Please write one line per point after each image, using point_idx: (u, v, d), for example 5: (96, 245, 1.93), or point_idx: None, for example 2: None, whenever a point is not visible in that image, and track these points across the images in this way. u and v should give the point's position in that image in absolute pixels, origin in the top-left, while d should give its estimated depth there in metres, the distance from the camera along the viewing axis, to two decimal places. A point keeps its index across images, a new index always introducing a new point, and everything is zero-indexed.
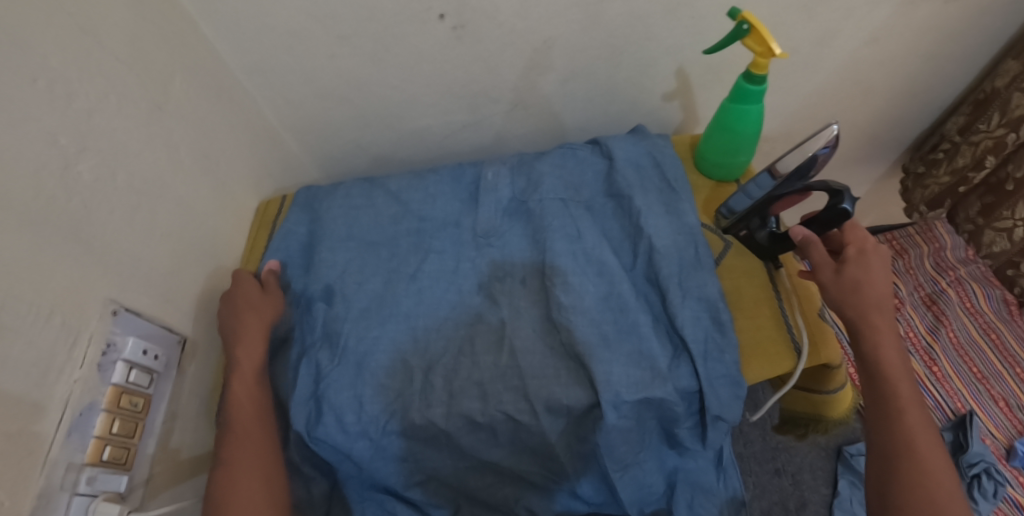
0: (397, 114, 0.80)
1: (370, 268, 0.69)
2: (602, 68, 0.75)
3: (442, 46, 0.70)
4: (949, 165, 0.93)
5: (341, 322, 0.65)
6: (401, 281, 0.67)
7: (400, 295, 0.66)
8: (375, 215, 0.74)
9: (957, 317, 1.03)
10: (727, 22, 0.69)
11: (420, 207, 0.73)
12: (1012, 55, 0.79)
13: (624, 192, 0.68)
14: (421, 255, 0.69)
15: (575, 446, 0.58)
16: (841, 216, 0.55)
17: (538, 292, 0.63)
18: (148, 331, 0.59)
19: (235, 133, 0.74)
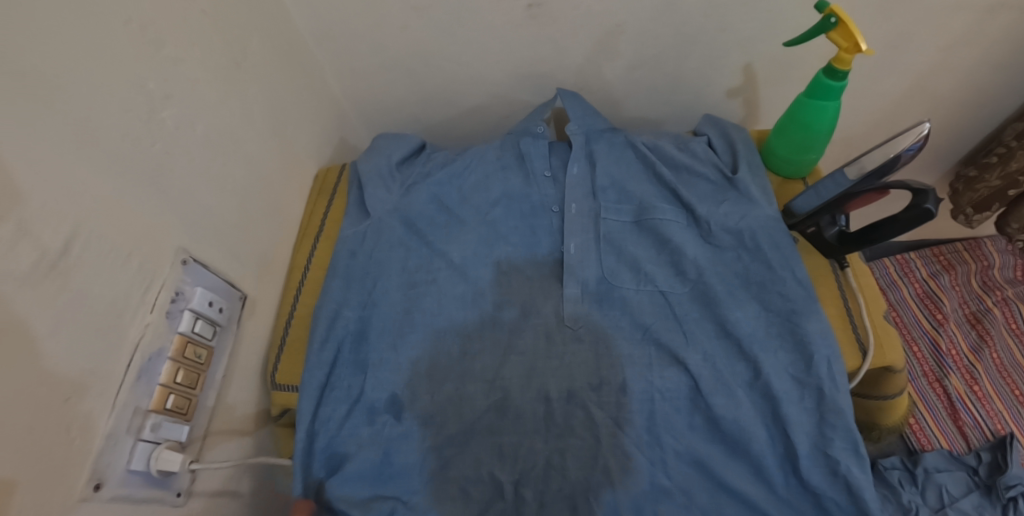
0: (457, 88, 0.79)
1: (392, 282, 0.61)
2: (671, 57, 0.73)
3: (514, 22, 0.69)
4: (1001, 169, 0.85)
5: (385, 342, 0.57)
6: (448, 281, 0.60)
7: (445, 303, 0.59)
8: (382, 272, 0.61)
9: (1000, 337, 1.01)
10: (808, 16, 0.67)
11: (437, 232, 0.63)
12: None
13: (668, 240, 0.60)
14: (467, 262, 0.61)
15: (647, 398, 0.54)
16: (921, 217, 0.54)
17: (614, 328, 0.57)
18: (215, 284, 0.58)
19: (298, 96, 0.74)
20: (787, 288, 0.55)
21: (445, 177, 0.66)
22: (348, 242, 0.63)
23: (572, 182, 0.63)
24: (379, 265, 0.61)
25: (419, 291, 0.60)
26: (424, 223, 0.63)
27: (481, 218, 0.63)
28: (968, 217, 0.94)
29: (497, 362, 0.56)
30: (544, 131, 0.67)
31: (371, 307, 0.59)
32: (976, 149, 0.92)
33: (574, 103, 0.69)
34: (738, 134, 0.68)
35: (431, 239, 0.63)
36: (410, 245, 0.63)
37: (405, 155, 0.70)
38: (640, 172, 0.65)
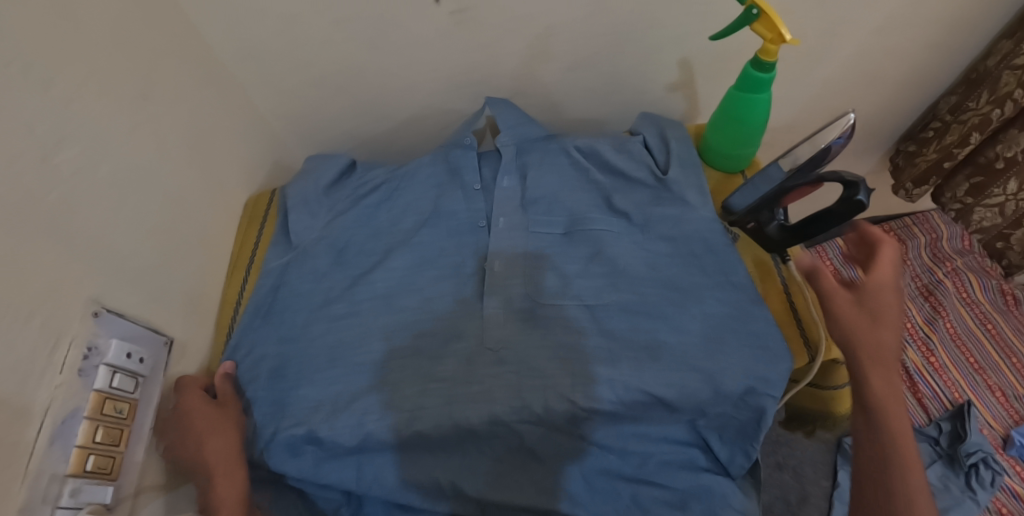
0: (394, 100, 0.75)
1: (329, 310, 0.60)
2: (606, 56, 0.71)
3: (440, 33, 0.66)
4: (937, 142, 0.87)
5: (321, 365, 0.57)
6: (374, 306, 0.59)
7: (372, 329, 0.58)
8: (324, 294, 0.61)
9: (953, 308, 1.03)
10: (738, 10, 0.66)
11: (371, 254, 0.63)
12: (1009, 36, 0.76)
13: (602, 247, 0.60)
14: (397, 286, 0.60)
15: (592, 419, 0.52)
16: (856, 209, 0.54)
17: (549, 342, 0.54)
18: (135, 332, 0.55)
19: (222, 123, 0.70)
20: (721, 291, 0.56)
21: (375, 201, 0.65)
22: (271, 276, 0.63)
23: (502, 197, 0.62)
24: (298, 302, 0.61)
25: (341, 324, 0.59)
26: (353, 246, 0.63)
27: (410, 242, 0.62)
28: (908, 193, 0.95)
29: (414, 391, 0.54)
30: (474, 141, 0.66)
31: (291, 345, 0.60)
32: (916, 124, 0.93)
33: (505, 111, 0.68)
34: (676, 132, 0.67)
35: (351, 265, 0.62)
36: (332, 273, 0.62)
37: (333, 179, 0.67)
38: (576, 179, 0.65)
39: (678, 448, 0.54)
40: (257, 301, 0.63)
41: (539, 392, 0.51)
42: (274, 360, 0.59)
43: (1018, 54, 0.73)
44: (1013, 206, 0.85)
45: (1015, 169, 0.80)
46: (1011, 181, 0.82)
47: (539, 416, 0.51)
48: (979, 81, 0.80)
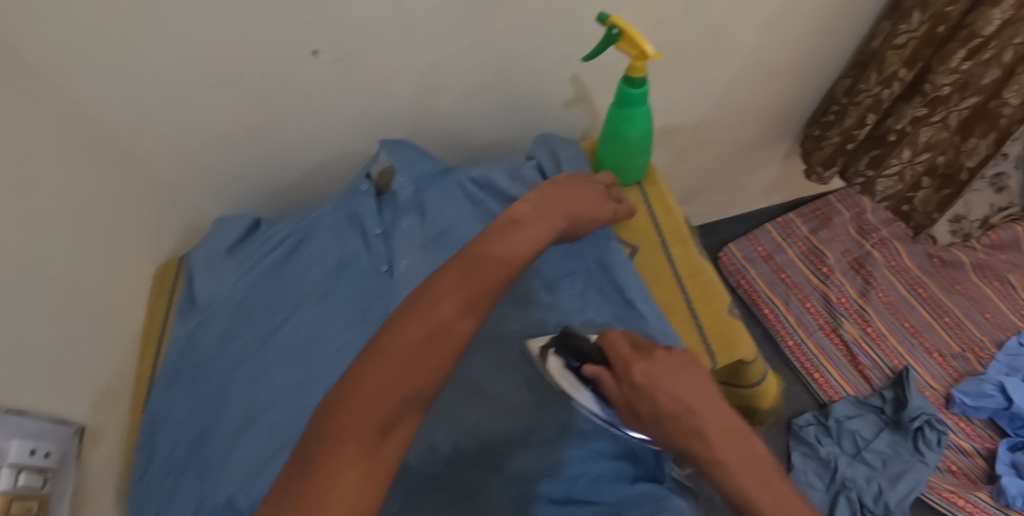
0: (297, 151, 0.75)
1: (236, 373, 0.60)
2: (498, 84, 0.72)
3: (326, 80, 0.66)
4: (838, 126, 0.90)
5: (228, 434, 0.56)
6: (282, 365, 0.59)
7: (282, 387, 0.58)
8: (233, 359, 0.61)
9: (883, 276, 1.07)
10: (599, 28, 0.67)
11: (276, 311, 0.62)
12: (888, 18, 0.78)
13: None
14: (304, 341, 0.60)
15: (506, 451, 0.52)
16: None
17: (456, 379, 0.55)
18: (39, 427, 0.50)
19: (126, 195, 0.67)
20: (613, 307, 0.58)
21: (280, 257, 0.64)
22: (178, 344, 0.62)
23: (402, 238, 0.64)
24: (213, 367, 0.60)
25: (262, 382, 0.58)
26: (262, 306, 0.62)
27: (317, 295, 0.62)
28: (820, 175, 0.98)
29: None
30: (370, 187, 0.68)
31: (210, 411, 0.58)
32: (818, 108, 0.96)
33: (398, 152, 0.69)
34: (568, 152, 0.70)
35: (260, 324, 0.61)
36: (242, 333, 0.61)
37: (237, 238, 0.67)
38: (472, 213, 0.67)
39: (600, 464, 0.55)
40: (173, 372, 0.61)
41: (448, 431, 0.52)
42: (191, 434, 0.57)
43: (896, 35, 0.76)
44: (909, 172, 0.91)
45: (906, 139, 0.86)
46: (906, 151, 0.88)
47: (451, 457, 0.51)
48: (868, 62, 0.83)
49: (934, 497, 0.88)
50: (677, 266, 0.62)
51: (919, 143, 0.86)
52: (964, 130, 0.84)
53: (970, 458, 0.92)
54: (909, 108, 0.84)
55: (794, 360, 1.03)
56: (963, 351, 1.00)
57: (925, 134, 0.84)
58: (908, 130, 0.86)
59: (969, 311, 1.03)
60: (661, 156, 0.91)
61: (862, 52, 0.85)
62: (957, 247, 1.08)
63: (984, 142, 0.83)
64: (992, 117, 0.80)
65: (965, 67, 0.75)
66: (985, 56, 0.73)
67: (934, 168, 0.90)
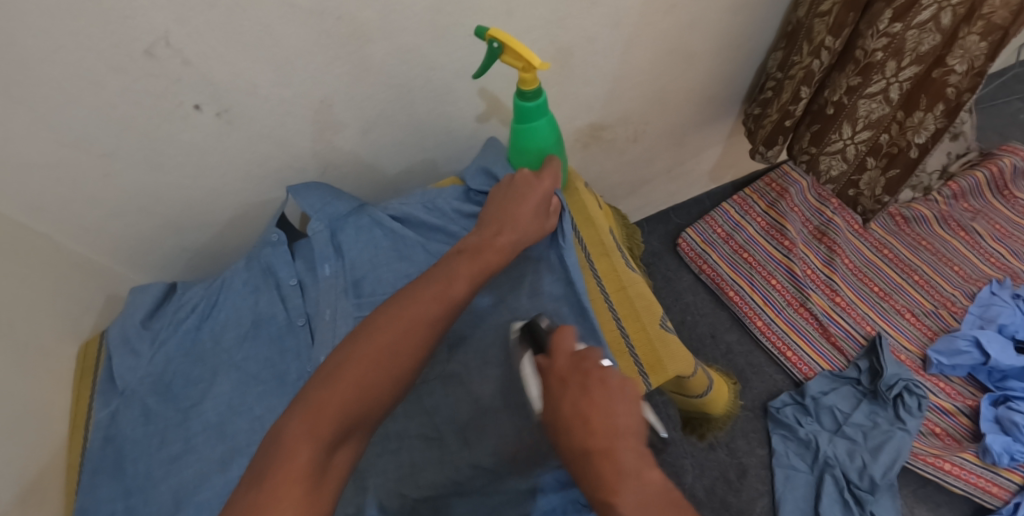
0: (207, 206, 0.73)
1: (165, 448, 0.59)
2: (398, 110, 0.71)
3: (214, 134, 0.64)
4: (775, 101, 0.88)
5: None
6: (208, 437, 0.58)
7: (207, 460, 0.57)
8: (162, 438, 0.59)
9: (847, 241, 1.04)
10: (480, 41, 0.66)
11: (201, 382, 0.61)
12: None
13: None
14: (228, 408, 0.59)
15: (435, 501, 0.50)
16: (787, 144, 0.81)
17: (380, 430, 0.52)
18: None
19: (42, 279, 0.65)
20: None
21: (194, 323, 0.64)
22: (99, 429, 0.60)
23: (325, 286, 0.62)
24: (137, 449, 0.59)
25: (182, 463, 0.57)
26: (178, 380, 0.62)
27: (231, 360, 0.61)
28: (762, 155, 0.96)
29: None
30: (282, 236, 0.66)
31: (137, 496, 0.56)
32: (754, 84, 0.95)
33: (307, 196, 0.66)
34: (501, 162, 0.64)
35: (181, 398, 0.61)
36: (164, 411, 0.61)
37: (150, 309, 0.66)
38: (391, 250, 0.64)
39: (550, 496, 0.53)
40: (96, 460, 0.59)
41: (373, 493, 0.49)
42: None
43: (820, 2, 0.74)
44: (853, 149, 0.88)
45: (845, 112, 0.84)
46: (846, 126, 0.86)
47: None
48: (797, 32, 0.81)
49: (918, 463, 0.85)
50: (603, 281, 0.59)
51: (858, 117, 0.83)
52: (907, 104, 0.78)
53: (952, 418, 0.90)
54: (844, 78, 0.82)
55: (764, 340, 1.00)
56: (935, 308, 0.97)
57: (863, 107, 0.82)
58: (843, 103, 0.84)
59: (937, 266, 1.00)
60: (589, 154, 0.90)
61: (787, 23, 0.83)
62: (918, 202, 1.05)
63: (931, 116, 0.76)
64: (936, 87, 0.74)
65: (896, 31, 0.72)
66: (918, 18, 0.69)
67: (878, 146, 0.85)
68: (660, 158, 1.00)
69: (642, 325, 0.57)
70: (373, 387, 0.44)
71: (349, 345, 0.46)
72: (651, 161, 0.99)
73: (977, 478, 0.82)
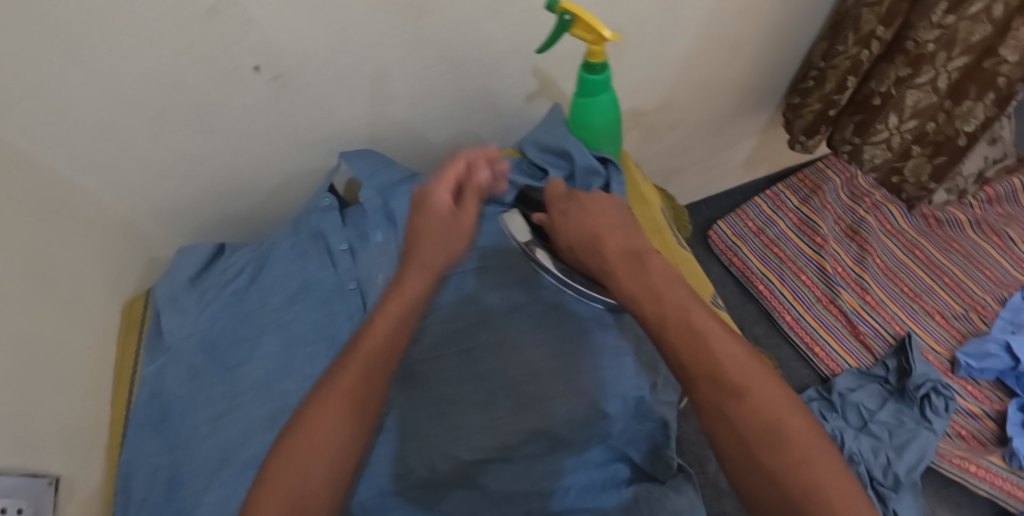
0: (253, 175, 0.72)
1: (211, 404, 0.59)
2: (450, 83, 0.71)
3: (269, 98, 0.64)
4: (818, 91, 0.87)
5: (207, 469, 0.56)
6: (254, 395, 0.59)
7: (254, 418, 0.58)
8: (208, 394, 0.60)
9: (878, 241, 1.04)
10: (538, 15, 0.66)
11: (247, 342, 0.62)
12: None
13: (475, 288, 0.60)
14: (275, 369, 0.60)
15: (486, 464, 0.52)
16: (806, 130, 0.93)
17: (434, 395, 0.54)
18: (8, 484, 0.48)
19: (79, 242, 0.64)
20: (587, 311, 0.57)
21: (241, 284, 0.65)
22: (146, 384, 0.61)
23: (376, 252, 0.65)
24: (182, 406, 0.59)
25: (226, 421, 0.58)
26: (224, 339, 0.62)
27: (279, 321, 0.62)
28: (804, 145, 0.95)
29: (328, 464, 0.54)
30: (332, 202, 0.68)
31: (182, 451, 0.58)
32: (796, 76, 0.94)
33: (359, 163, 0.68)
34: (557, 133, 0.64)
35: (226, 358, 0.62)
36: (210, 369, 0.61)
37: (198, 268, 0.67)
38: None
39: (590, 470, 0.56)
40: (141, 415, 0.60)
41: (426, 454, 0.51)
42: (164, 475, 0.56)
43: None
44: (898, 138, 0.87)
45: (891, 103, 0.83)
46: (891, 116, 0.85)
47: (428, 477, 0.51)
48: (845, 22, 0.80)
49: (945, 464, 0.86)
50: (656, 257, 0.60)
51: (906, 107, 0.83)
52: (956, 93, 0.79)
53: (979, 421, 0.90)
54: (892, 69, 0.81)
55: (791, 334, 1.01)
56: (966, 312, 0.97)
57: (912, 97, 0.81)
58: (891, 93, 0.83)
59: (970, 270, 1.00)
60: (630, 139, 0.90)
61: (837, 12, 0.81)
62: (952, 206, 1.05)
63: (980, 105, 0.78)
64: (985, 77, 0.76)
65: (948, 22, 0.72)
66: (972, 9, 0.69)
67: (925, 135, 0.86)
68: (697, 149, 1.00)
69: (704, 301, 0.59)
70: (347, 409, 0.43)
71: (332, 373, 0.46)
72: (687, 151, 0.99)
73: (1002, 481, 0.82)
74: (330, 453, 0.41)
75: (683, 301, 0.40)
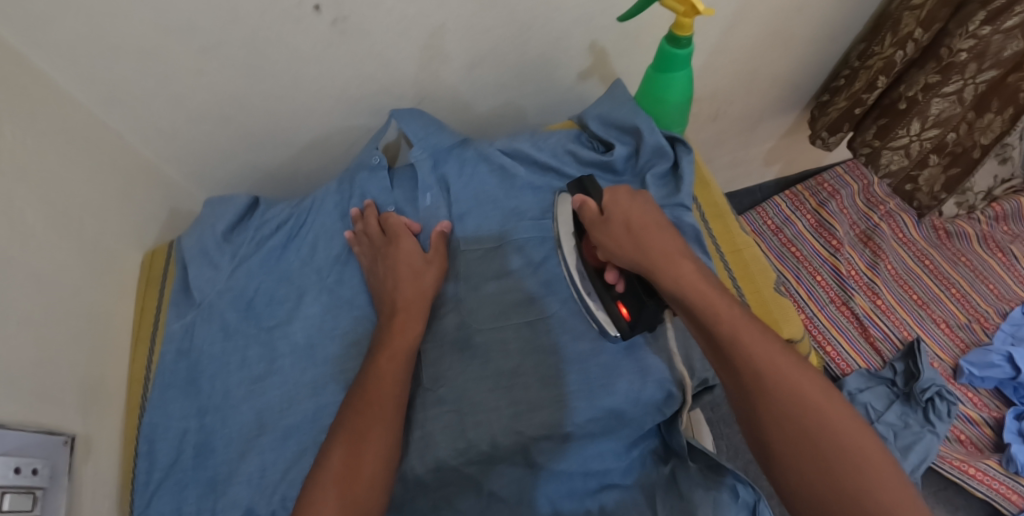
0: (293, 123, 0.68)
1: (246, 366, 0.55)
2: (509, 48, 0.68)
3: (324, 44, 0.60)
4: (848, 89, 0.86)
5: (244, 433, 0.53)
6: (295, 359, 0.55)
7: (295, 383, 0.54)
8: (243, 355, 0.56)
9: (891, 248, 1.06)
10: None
11: (287, 304, 0.58)
12: None
13: (536, 261, 0.58)
14: (318, 335, 0.56)
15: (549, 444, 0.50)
16: (829, 126, 0.92)
17: (498, 367, 0.52)
18: (21, 441, 0.43)
19: (101, 180, 0.59)
20: None
21: (279, 241, 0.61)
22: (174, 341, 0.57)
23: (427, 216, 0.62)
24: (214, 366, 0.55)
25: (265, 386, 0.54)
26: (261, 299, 0.59)
27: (322, 283, 0.59)
28: (825, 142, 0.95)
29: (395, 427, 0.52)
30: (381, 160, 0.62)
31: (213, 415, 0.54)
32: (830, 74, 0.93)
33: (410, 123, 0.62)
34: (626, 107, 0.63)
35: (263, 318, 0.58)
36: (245, 329, 0.57)
37: (232, 222, 0.62)
38: (497, 187, 0.62)
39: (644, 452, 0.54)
40: (168, 374, 0.55)
41: (486, 430, 0.49)
42: (195, 438, 0.53)
43: None
44: (917, 146, 0.89)
45: (917, 109, 0.83)
46: (914, 122, 0.85)
47: (490, 453, 0.49)
48: (883, 24, 0.79)
49: (945, 466, 0.88)
50: (720, 241, 0.61)
51: (929, 116, 0.83)
52: (978, 107, 0.81)
53: (977, 427, 0.93)
54: (922, 75, 0.81)
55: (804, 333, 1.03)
56: (969, 321, 1.01)
57: (936, 106, 0.82)
58: (919, 99, 0.82)
59: (974, 282, 1.04)
60: None
61: (880, 13, 0.81)
62: (961, 219, 1.09)
63: (1000, 119, 0.81)
64: (1010, 93, 0.78)
65: (984, 33, 0.71)
66: (1009, 22, 0.69)
67: (943, 145, 0.88)
68: (728, 143, 1.00)
69: (765, 285, 0.58)
70: (377, 440, 0.46)
71: (349, 408, 0.48)
72: (719, 144, 0.99)
73: (999, 484, 0.85)
74: (390, 439, 0.47)
75: (802, 382, 0.44)
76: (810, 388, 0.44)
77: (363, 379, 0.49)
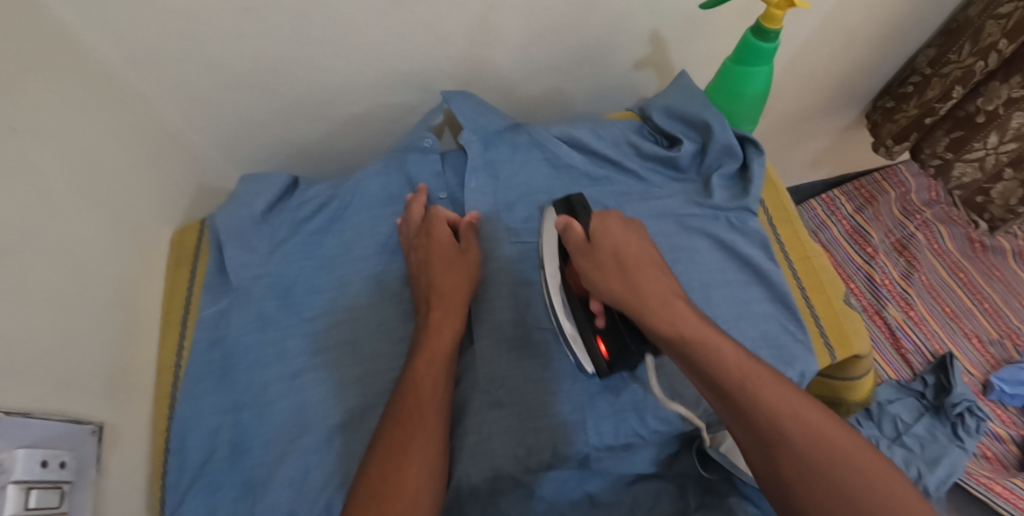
0: (335, 96, 0.64)
1: (286, 358, 0.52)
2: (570, 29, 0.63)
3: (377, 12, 0.55)
4: (918, 97, 0.84)
5: (284, 430, 0.49)
6: (340, 352, 0.52)
7: (340, 378, 0.51)
8: (283, 344, 0.52)
9: (926, 259, 1.04)
10: None
11: (330, 292, 0.55)
12: None
13: None
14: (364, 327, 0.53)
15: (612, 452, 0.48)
16: (897, 132, 0.90)
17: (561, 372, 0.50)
18: (47, 432, 0.39)
19: (129, 147, 0.54)
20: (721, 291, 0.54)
21: (320, 224, 0.57)
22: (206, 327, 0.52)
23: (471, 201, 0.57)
24: (251, 357, 0.52)
25: (307, 380, 0.51)
26: (302, 285, 0.55)
27: (369, 272, 0.55)
28: (888, 150, 0.93)
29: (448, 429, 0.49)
30: (433, 143, 0.60)
31: (249, 410, 0.50)
32: (893, 78, 0.89)
33: (461, 105, 0.58)
34: (696, 101, 0.59)
35: (303, 306, 0.54)
36: (284, 317, 0.53)
37: (270, 201, 0.58)
38: (554, 179, 0.59)
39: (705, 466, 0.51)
40: (201, 363, 0.51)
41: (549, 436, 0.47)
42: (231, 432, 0.49)
43: (1000, 3, 0.69)
44: (992, 159, 0.85)
45: (996, 122, 0.81)
46: (992, 135, 0.83)
47: (550, 462, 0.48)
48: (960, 30, 0.76)
49: (971, 481, 0.87)
50: (788, 248, 0.60)
51: (1008, 129, 0.80)
52: None
53: (1004, 444, 0.93)
54: (1005, 89, 0.78)
55: None
56: (1000, 337, 1.00)
57: (1017, 120, 0.79)
58: (999, 113, 0.80)
59: (1007, 297, 1.03)
60: None
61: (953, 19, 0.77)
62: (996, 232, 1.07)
63: None
64: None
65: None
66: None
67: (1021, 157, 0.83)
68: (771, 141, 0.97)
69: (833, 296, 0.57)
70: (422, 448, 0.42)
71: (392, 413, 0.43)
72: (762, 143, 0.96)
73: None
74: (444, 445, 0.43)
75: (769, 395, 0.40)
76: (680, 318, 0.43)
77: (407, 379, 0.45)
